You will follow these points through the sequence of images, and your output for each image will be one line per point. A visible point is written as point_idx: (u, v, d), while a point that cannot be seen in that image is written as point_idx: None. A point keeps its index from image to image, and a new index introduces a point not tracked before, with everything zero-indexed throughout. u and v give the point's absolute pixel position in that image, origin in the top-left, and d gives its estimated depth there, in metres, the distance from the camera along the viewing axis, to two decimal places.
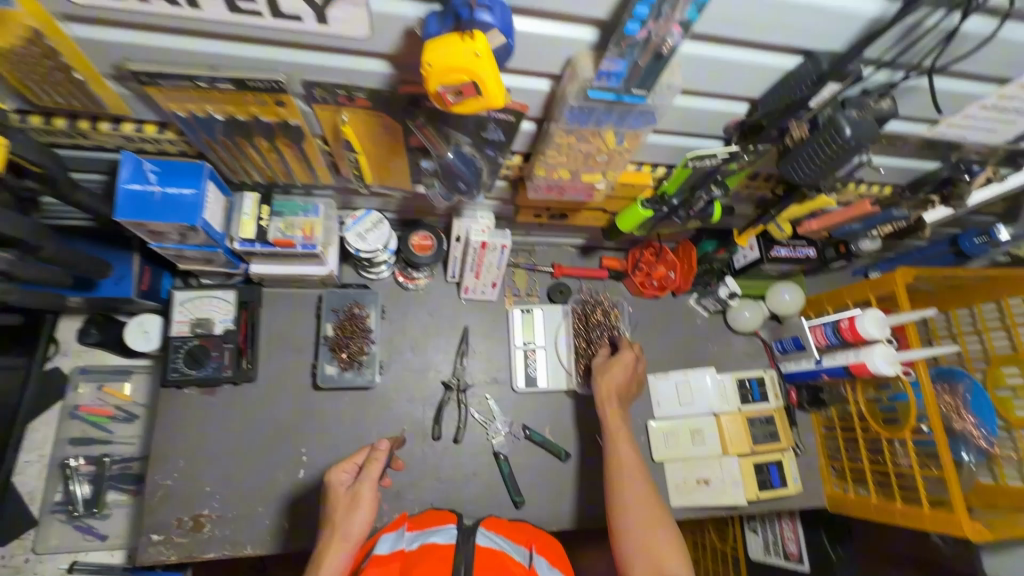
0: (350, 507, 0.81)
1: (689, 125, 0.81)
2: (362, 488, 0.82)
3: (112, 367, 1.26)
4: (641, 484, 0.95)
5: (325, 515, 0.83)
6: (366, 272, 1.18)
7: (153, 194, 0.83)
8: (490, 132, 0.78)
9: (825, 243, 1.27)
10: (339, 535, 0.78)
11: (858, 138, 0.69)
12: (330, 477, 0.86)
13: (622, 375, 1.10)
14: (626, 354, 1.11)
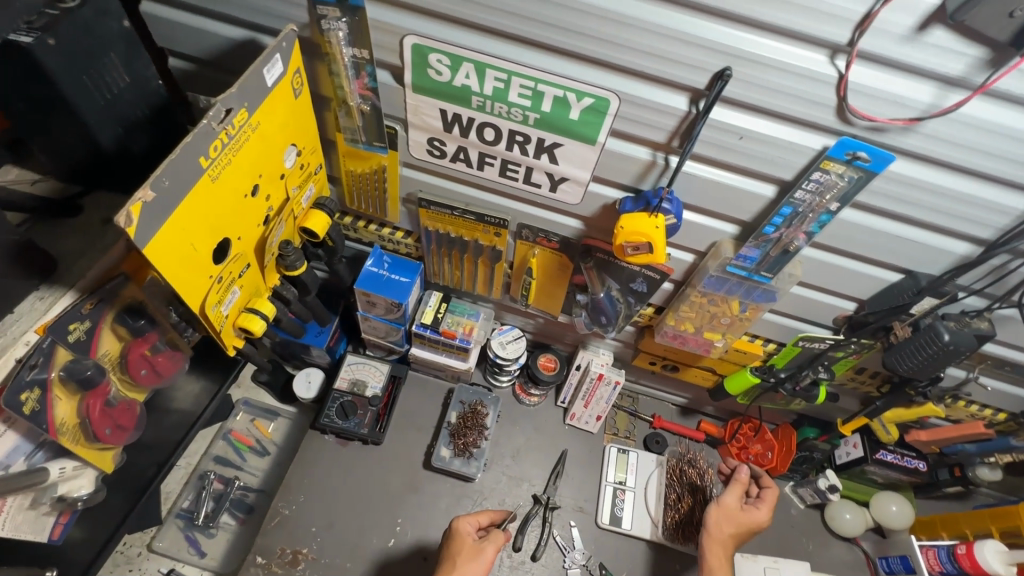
0: (473, 556, 0.95)
1: (803, 311, 0.99)
2: (487, 546, 0.97)
3: (268, 406, 1.52)
4: None
5: (448, 548, 0.98)
6: (493, 377, 1.40)
7: (383, 275, 1.15)
8: (638, 284, 1.01)
9: (937, 462, 1.28)
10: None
11: (957, 343, 0.82)
12: (461, 521, 1.02)
13: (744, 529, 1.08)
14: (760, 511, 1.09)
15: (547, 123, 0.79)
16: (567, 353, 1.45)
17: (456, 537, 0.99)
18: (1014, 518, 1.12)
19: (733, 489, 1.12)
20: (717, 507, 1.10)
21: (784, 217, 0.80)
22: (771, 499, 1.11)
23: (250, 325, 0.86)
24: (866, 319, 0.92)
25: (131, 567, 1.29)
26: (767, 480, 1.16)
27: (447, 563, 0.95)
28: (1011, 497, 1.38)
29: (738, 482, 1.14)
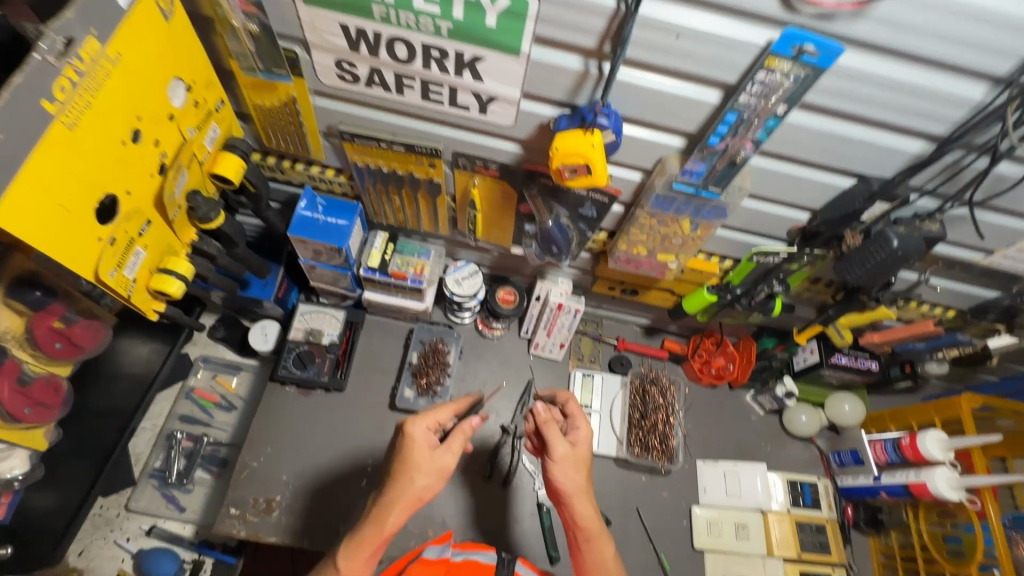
0: (437, 472, 0.75)
1: (755, 224, 0.96)
2: (450, 455, 0.77)
3: (228, 361, 1.49)
4: None
5: (398, 460, 0.75)
6: (453, 315, 1.37)
7: (318, 220, 1.08)
8: (586, 209, 0.96)
9: (890, 361, 1.30)
10: (418, 499, 0.73)
11: (905, 250, 0.80)
12: (413, 426, 0.76)
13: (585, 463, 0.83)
14: (580, 433, 0.85)
15: (463, 33, 0.69)
16: (528, 284, 1.41)
17: (410, 447, 0.75)
18: (955, 408, 1.16)
19: (547, 427, 0.83)
20: (551, 461, 0.81)
21: (729, 124, 0.73)
22: (580, 414, 0.89)
23: (165, 287, 0.80)
24: (819, 229, 0.89)
25: (112, 527, 1.31)
26: (568, 399, 0.93)
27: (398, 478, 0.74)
28: (957, 387, 1.44)
29: (543, 422, 0.84)
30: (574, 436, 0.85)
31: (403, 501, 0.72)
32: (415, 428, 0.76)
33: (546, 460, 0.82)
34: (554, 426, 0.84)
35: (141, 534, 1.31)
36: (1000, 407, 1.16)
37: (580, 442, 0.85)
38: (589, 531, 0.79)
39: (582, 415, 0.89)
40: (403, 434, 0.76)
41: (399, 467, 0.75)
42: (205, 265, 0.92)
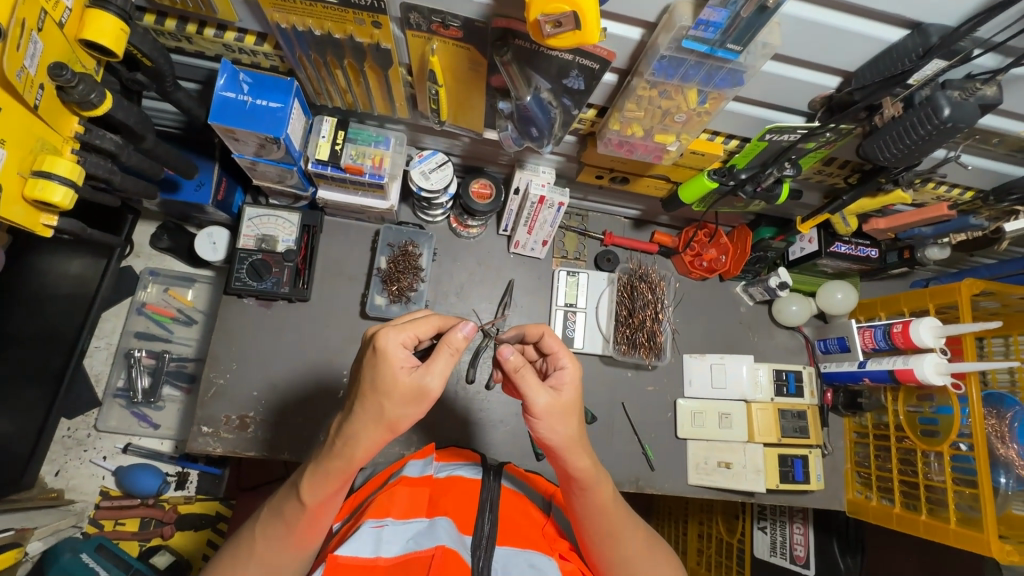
0: (412, 397, 0.65)
1: (773, 95, 0.80)
2: (433, 381, 0.66)
3: (178, 273, 1.36)
4: (636, 538, 0.81)
5: (368, 385, 0.65)
6: (423, 214, 1.23)
7: (244, 103, 0.88)
8: (571, 80, 0.79)
9: (890, 247, 1.22)
10: (388, 425, 0.66)
11: (956, 120, 0.68)
12: (387, 344, 0.65)
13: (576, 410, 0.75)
14: (564, 374, 0.75)
15: None
16: (505, 175, 1.26)
17: (383, 368, 0.64)
18: (953, 294, 1.11)
19: (522, 377, 0.72)
20: (534, 415, 0.72)
21: None
22: (560, 351, 0.79)
23: (47, 195, 0.67)
24: (850, 98, 0.75)
25: (85, 447, 1.28)
26: (544, 337, 0.81)
27: (368, 401, 0.65)
28: (951, 270, 1.40)
29: (516, 372, 0.71)
30: (556, 379, 0.75)
31: (373, 428, 0.66)
32: (391, 345, 0.66)
33: (527, 413, 0.73)
34: (530, 375, 0.72)
35: (117, 452, 1.28)
36: (998, 290, 1.11)
37: (563, 385, 0.75)
38: (584, 478, 0.76)
39: (564, 350, 0.79)
40: (375, 351, 0.65)
41: (368, 387, 0.65)
42: (103, 164, 0.75)
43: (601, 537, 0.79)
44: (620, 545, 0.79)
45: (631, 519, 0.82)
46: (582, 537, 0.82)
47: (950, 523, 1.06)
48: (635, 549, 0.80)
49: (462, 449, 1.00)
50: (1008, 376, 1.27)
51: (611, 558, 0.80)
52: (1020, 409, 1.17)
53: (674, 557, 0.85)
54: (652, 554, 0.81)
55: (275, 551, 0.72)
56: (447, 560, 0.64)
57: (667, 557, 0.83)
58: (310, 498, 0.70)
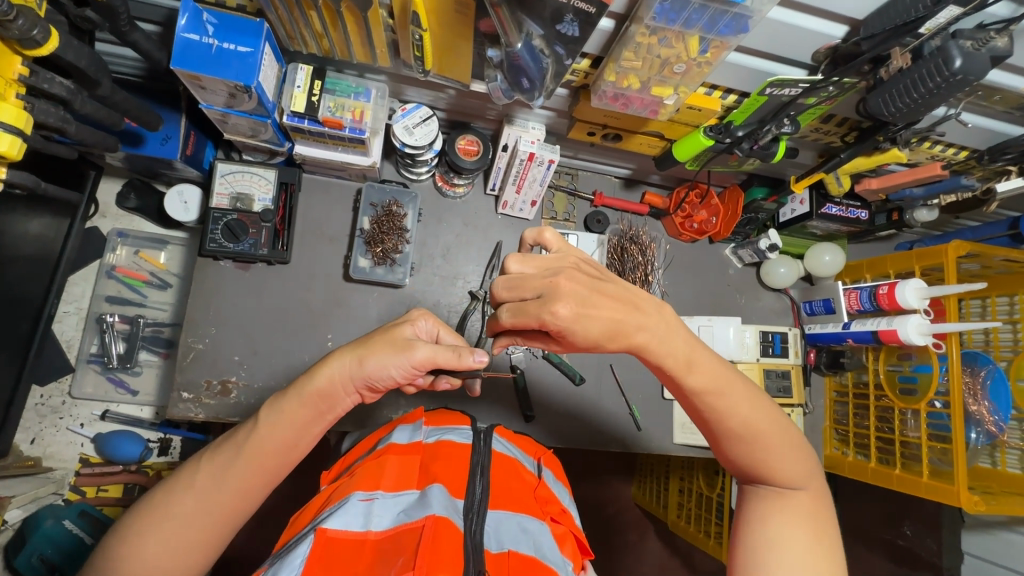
0: (398, 346, 0.73)
1: (777, 44, 0.76)
2: (421, 347, 0.73)
3: (149, 235, 1.30)
4: (748, 408, 0.72)
5: (378, 331, 0.78)
6: (407, 171, 1.17)
7: (210, 46, 0.81)
8: (566, 25, 0.73)
9: (879, 209, 1.22)
10: (360, 353, 0.72)
11: (966, 72, 0.66)
12: (416, 316, 0.81)
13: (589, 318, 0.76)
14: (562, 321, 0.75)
15: None
16: (493, 131, 1.20)
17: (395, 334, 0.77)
18: (939, 255, 1.10)
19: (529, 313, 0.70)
20: None
21: None
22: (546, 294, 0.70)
23: None
24: (857, 48, 0.71)
25: (61, 414, 1.24)
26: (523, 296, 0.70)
27: (367, 336, 0.76)
28: (935, 233, 1.42)
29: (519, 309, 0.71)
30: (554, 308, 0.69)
31: (351, 352, 0.73)
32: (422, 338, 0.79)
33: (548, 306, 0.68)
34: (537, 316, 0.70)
35: (95, 419, 1.25)
36: (981, 252, 1.11)
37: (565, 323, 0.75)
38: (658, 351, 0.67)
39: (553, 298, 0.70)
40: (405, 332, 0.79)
41: (376, 332, 0.77)
42: (54, 112, 0.69)
43: (706, 412, 0.72)
44: (730, 417, 0.71)
45: (741, 391, 0.72)
46: (689, 408, 0.74)
47: (923, 476, 1.09)
48: (748, 422, 0.72)
49: (452, 411, 0.99)
50: (983, 336, 1.31)
51: (723, 431, 0.73)
52: (993, 367, 1.20)
53: (798, 436, 0.75)
54: (771, 430, 0.72)
55: (219, 491, 0.67)
56: (438, 529, 0.63)
57: (789, 436, 0.74)
58: (268, 422, 0.70)
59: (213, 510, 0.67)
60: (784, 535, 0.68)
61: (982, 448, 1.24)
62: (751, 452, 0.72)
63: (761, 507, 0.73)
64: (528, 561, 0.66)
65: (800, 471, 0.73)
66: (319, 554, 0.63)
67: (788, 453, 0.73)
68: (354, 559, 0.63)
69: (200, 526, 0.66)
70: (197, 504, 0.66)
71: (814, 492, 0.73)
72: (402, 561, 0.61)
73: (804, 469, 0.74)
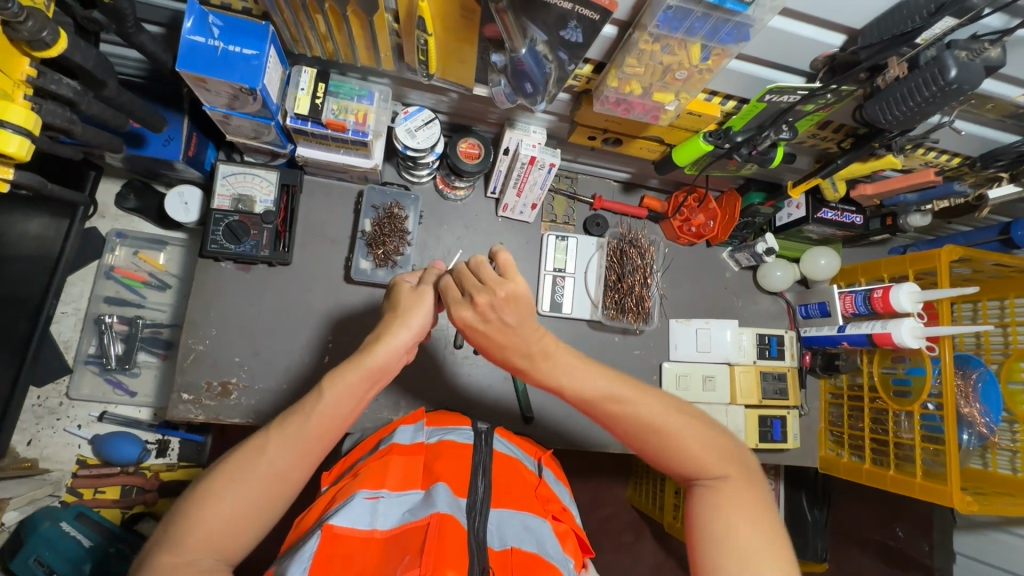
0: (422, 299, 0.77)
1: (777, 53, 0.78)
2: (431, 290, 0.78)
3: (148, 235, 1.30)
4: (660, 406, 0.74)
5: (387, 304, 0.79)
6: (408, 174, 1.18)
7: (215, 49, 0.81)
8: (570, 31, 0.74)
9: (874, 213, 1.23)
10: (404, 320, 0.75)
11: (962, 81, 0.67)
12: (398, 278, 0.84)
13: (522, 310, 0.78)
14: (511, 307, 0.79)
15: None
16: (494, 134, 1.21)
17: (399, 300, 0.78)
18: (932, 260, 1.13)
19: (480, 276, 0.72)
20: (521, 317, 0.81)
21: None
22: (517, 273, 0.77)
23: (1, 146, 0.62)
24: (856, 57, 0.73)
25: (58, 416, 1.23)
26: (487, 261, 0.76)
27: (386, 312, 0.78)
28: (928, 238, 1.44)
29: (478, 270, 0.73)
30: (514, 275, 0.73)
31: (392, 322, 0.75)
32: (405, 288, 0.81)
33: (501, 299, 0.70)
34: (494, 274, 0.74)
35: (92, 420, 1.24)
36: (973, 257, 1.13)
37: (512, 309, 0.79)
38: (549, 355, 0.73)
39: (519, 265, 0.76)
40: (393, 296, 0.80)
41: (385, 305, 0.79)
42: (62, 113, 0.69)
43: (618, 418, 0.75)
44: (639, 419, 0.74)
45: (641, 390, 0.75)
46: (603, 420, 0.77)
47: (916, 477, 1.11)
48: (655, 420, 0.74)
49: (453, 412, 1.00)
50: (974, 339, 1.33)
51: (639, 436, 0.75)
52: (984, 370, 1.23)
53: (712, 422, 0.77)
54: (679, 423, 0.74)
55: (289, 460, 0.69)
56: (444, 527, 0.64)
57: (703, 424, 0.76)
58: (334, 397, 0.70)
59: (282, 479, 0.68)
60: (730, 526, 0.68)
61: (973, 449, 1.26)
62: (671, 450, 0.74)
63: (701, 505, 0.72)
64: (532, 558, 0.67)
65: (722, 457, 0.74)
66: (328, 547, 0.63)
67: (705, 439, 0.74)
68: (361, 557, 0.64)
69: (270, 495, 0.67)
70: (267, 474, 0.67)
71: (741, 476, 0.73)
72: (408, 559, 0.61)
73: (725, 452, 0.75)
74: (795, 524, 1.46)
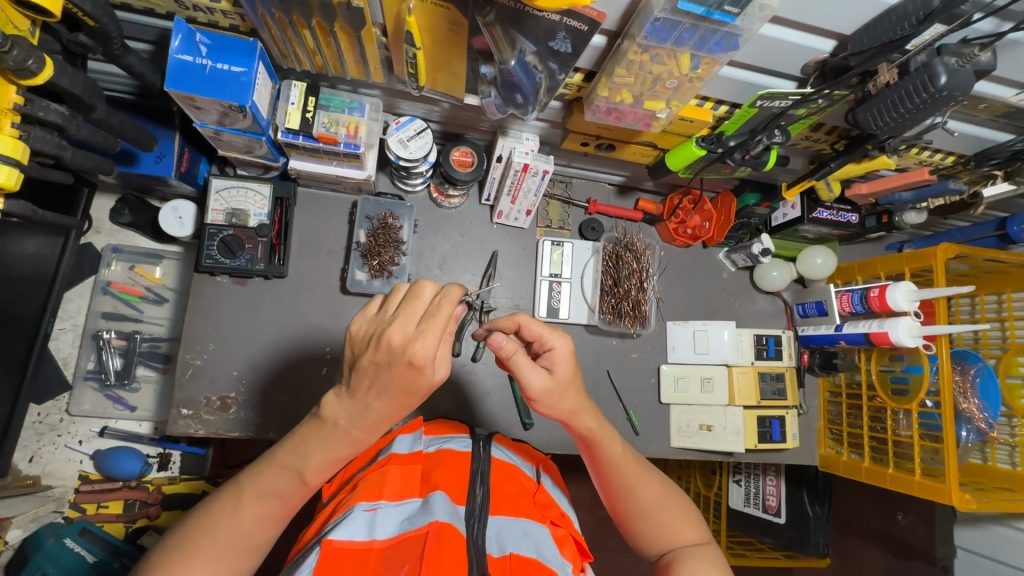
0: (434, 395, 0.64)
1: (768, 59, 0.77)
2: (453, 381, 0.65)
3: (143, 250, 1.30)
4: (652, 485, 0.85)
5: (393, 382, 0.61)
6: (401, 183, 1.17)
7: (204, 67, 0.81)
8: (559, 42, 0.74)
9: (869, 212, 1.23)
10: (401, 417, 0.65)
11: (952, 88, 0.67)
12: (419, 347, 0.59)
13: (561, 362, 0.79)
14: (555, 355, 0.79)
15: None
16: (486, 141, 1.20)
17: (418, 378, 0.61)
18: (928, 258, 1.12)
19: (515, 365, 0.76)
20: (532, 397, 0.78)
21: None
22: (546, 330, 0.79)
23: None
24: (847, 63, 0.72)
25: (59, 432, 1.24)
26: (522, 325, 0.80)
27: (385, 386, 0.62)
28: (925, 234, 1.44)
29: (508, 360, 0.76)
30: (547, 362, 0.79)
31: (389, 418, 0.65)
32: (427, 364, 0.60)
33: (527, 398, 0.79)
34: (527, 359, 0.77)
35: (93, 436, 1.25)
36: (969, 254, 1.13)
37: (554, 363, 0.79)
38: (589, 434, 0.83)
39: (551, 330, 0.79)
40: (408, 364, 0.60)
41: (396, 387, 0.62)
42: (50, 139, 0.69)
43: (618, 489, 0.84)
44: (636, 493, 0.84)
45: (644, 469, 0.86)
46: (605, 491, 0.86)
47: (915, 475, 1.11)
48: (653, 498, 0.84)
49: (449, 420, 1.00)
50: (973, 335, 1.34)
51: (632, 510, 0.84)
52: (982, 364, 1.23)
53: (695, 510, 0.87)
54: (669, 498, 0.85)
55: (251, 523, 0.68)
56: (442, 534, 0.64)
57: (686, 506, 0.86)
58: (311, 472, 0.69)
59: (245, 546, 0.68)
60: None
61: (973, 445, 1.26)
62: (659, 525, 0.83)
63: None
64: (529, 562, 0.67)
65: (703, 535, 0.84)
66: (326, 561, 0.64)
67: (686, 520, 0.84)
68: (361, 568, 0.64)
69: (228, 565, 0.66)
70: (228, 538, 0.66)
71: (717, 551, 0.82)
72: (408, 567, 0.62)
73: (703, 533, 0.84)
74: (797, 521, 1.46)
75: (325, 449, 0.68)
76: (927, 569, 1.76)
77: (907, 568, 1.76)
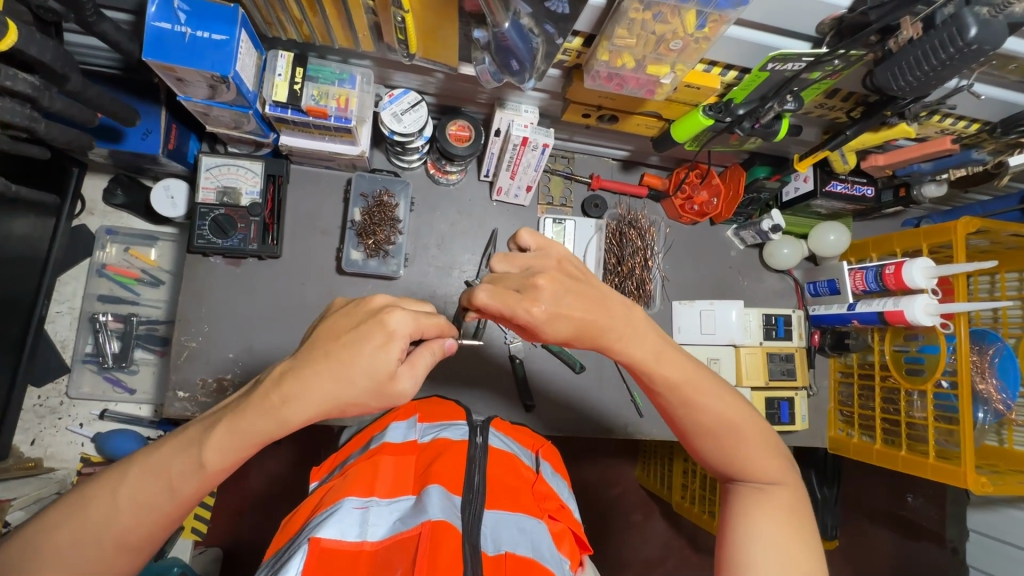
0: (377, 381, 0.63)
1: (781, 16, 0.73)
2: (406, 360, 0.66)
3: (137, 231, 1.28)
4: (723, 405, 0.76)
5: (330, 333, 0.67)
6: (397, 159, 1.14)
7: (182, 35, 0.78)
8: (553, 1, 0.70)
9: (886, 184, 1.17)
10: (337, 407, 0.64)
11: (982, 42, 0.63)
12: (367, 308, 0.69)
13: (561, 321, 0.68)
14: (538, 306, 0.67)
15: None
16: (485, 114, 1.16)
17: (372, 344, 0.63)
18: (948, 233, 1.06)
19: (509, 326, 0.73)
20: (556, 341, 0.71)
21: None
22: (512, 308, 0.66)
23: None
24: (866, 18, 0.68)
25: (60, 415, 1.24)
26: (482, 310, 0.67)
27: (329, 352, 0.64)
28: (944, 208, 1.38)
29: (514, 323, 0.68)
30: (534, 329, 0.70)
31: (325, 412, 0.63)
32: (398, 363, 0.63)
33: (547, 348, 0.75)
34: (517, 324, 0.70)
35: (94, 418, 1.25)
36: (990, 228, 1.07)
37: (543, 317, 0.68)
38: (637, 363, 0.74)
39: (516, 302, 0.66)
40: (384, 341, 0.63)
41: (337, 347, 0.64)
42: (20, 111, 0.68)
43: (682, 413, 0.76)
44: (704, 413, 0.75)
45: (713, 391, 0.76)
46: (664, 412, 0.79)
47: (929, 458, 1.06)
48: (723, 418, 0.76)
49: (447, 403, 0.98)
50: (991, 314, 1.27)
51: (696, 432, 0.77)
52: (1002, 344, 1.17)
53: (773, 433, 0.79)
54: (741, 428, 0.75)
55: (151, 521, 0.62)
56: (436, 535, 0.62)
57: (762, 434, 0.77)
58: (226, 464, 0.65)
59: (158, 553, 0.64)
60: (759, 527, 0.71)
61: (988, 426, 1.21)
62: (724, 449, 0.76)
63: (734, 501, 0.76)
64: (526, 562, 0.65)
65: (777, 468, 0.76)
66: (315, 564, 0.61)
67: (760, 445, 0.76)
68: (351, 570, 0.61)
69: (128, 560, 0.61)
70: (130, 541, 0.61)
71: (792, 486, 0.75)
72: (400, 573, 0.60)
73: (781, 465, 0.77)
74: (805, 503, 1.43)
75: (232, 428, 0.63)
76: (936, 550, 1.74)
77: (917, 549, 1.74)
